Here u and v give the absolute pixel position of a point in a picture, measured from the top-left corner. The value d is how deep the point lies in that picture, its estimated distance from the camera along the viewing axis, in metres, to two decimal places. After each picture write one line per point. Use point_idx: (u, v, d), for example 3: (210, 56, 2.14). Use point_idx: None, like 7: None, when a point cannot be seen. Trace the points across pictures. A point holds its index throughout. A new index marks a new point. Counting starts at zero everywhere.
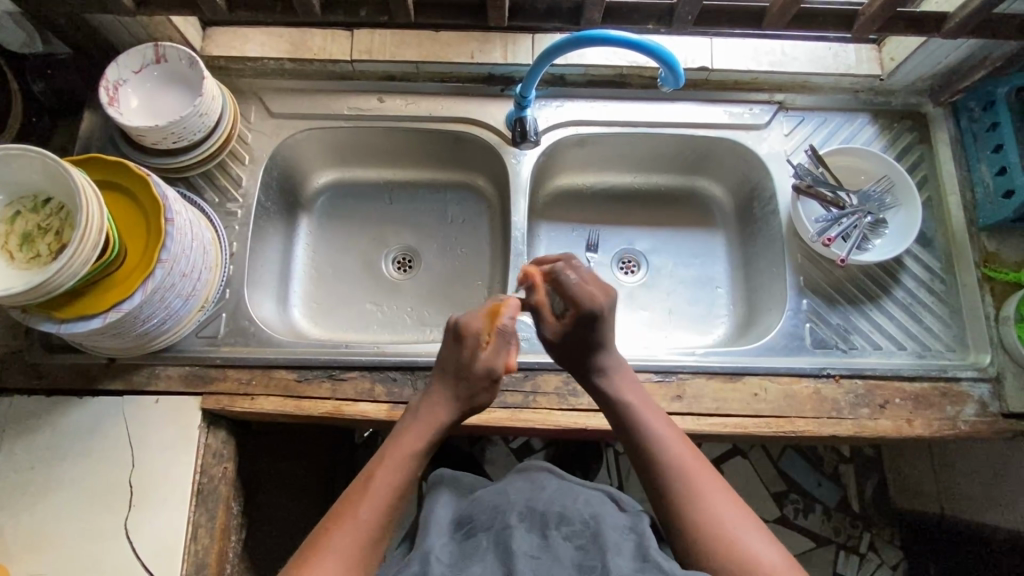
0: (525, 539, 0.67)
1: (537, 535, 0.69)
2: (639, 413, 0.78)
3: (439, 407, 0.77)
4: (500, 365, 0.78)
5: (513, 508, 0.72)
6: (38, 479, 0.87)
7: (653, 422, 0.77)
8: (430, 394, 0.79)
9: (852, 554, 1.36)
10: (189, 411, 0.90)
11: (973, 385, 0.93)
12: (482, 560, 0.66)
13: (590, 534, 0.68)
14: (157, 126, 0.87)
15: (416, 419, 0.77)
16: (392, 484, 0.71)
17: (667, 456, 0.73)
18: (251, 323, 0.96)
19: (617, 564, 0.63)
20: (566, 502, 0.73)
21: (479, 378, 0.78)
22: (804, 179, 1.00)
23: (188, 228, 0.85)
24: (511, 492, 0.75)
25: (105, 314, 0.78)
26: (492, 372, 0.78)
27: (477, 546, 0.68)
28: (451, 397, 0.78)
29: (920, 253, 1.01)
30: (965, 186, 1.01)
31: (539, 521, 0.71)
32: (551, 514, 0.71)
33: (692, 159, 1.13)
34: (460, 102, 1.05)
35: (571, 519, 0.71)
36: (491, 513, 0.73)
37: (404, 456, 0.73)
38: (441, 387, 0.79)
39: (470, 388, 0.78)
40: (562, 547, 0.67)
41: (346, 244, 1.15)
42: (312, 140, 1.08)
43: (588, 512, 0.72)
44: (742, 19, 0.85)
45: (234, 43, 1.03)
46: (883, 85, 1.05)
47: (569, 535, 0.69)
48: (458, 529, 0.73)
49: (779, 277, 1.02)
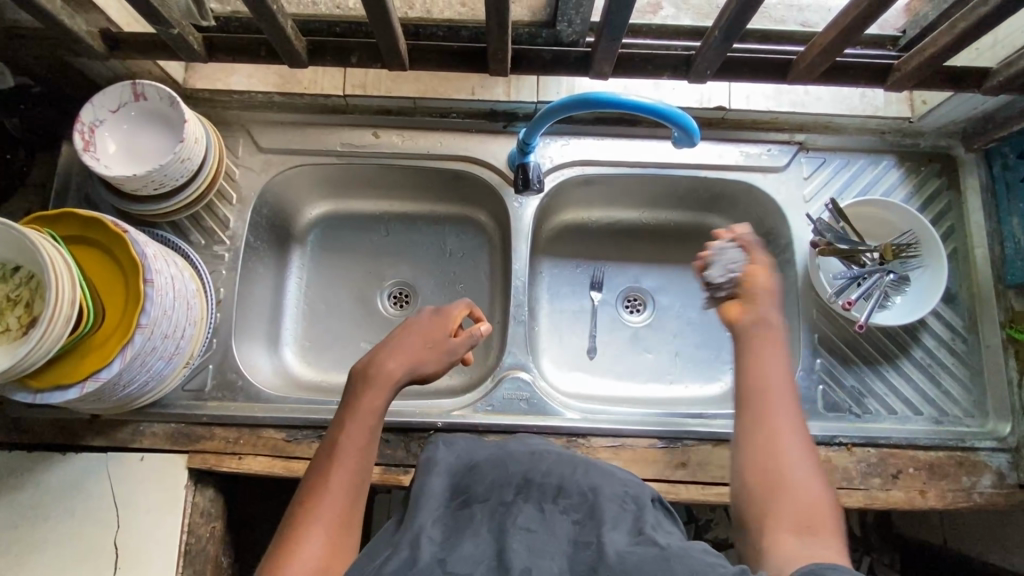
0: (523, 512, 0.61)
1: (534, 506, 0.62)
2: (757, 350, 0.66)
3: (396, 362, 0.73)
4: (458, 347, 0.78)
5: (511, 481, 0.66)
6: (20, 540, 0.84)
7: (764, 362, 0.66)
8: (392, 348, 0.74)
9: None
10: (175, 470, 0.87)
11: (991, 455, 0.89)
12: (475, 537, 0.59)
13: (589, 507, 0.62)
14: (136, 175, 0.82)
15: (370, 375, 0.71)
16: (360, 442, 0.67)
17: (761, 399, 0.64)
18: (239, 376, 0.93)
19: (611, 538, 0.57)
20: (566, 472, 0.67)
21: (441, 352, 0.77)
22: (823, 236, 0.93)
23: (169, 287, 0.80)
24: (512, 461, 0.69)
25: (82, 383, 0.74)
26: (452, 355, 0.78)
27: (471, 520, 0.61)
28: (406, 360, 0.74)
29: (942, 310, 0.95)
30: (994, 239, 0.95)
31: (536, 493, 0.64)
32: (549, 486, 0.65)
33: (704, 198, 1.06)
34: (459, 139, 0.99)
35: (571, 489, 0.64)
36: (489, 485, 0.66)
37: (365, 412, 0.69)
38: (404, 343, 0.75)
39: (422, 356, 0.75)
40: (558, 520, 0.60)
41: (338, 278, 1.08)
42: (302, 175, 1.02)
43: (586, 482, 0.65)
44: (765, 71, 0.80)
45: (219, 75, 0.97)
46: (911, 127, 0.98)
47: (567, 508, 0.62)
48: (455, 499, 0.65)
49: (792, 331, 0.97)
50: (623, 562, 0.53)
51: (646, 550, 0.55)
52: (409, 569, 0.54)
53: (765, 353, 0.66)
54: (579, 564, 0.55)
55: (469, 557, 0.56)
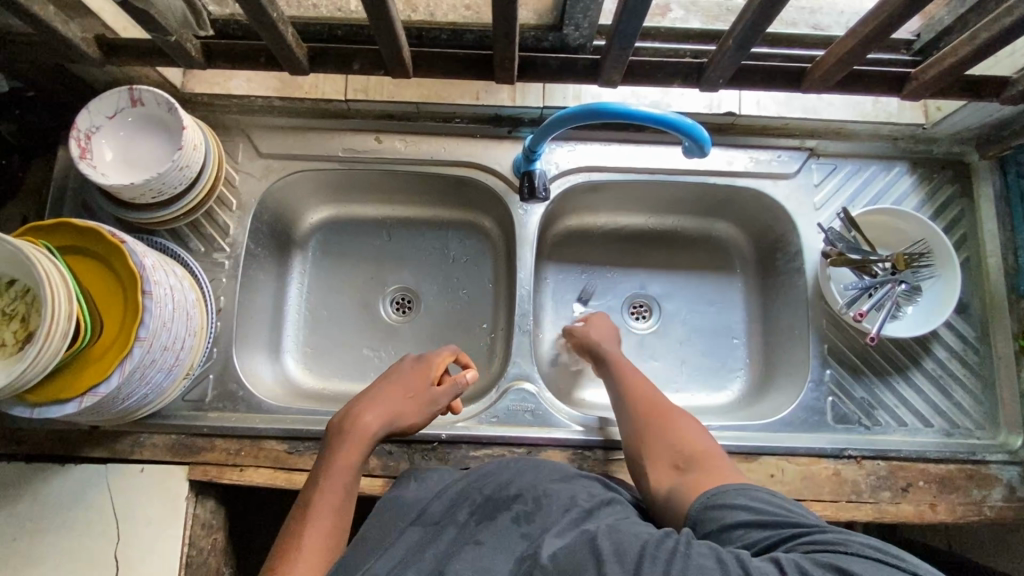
0: (470, 530, 0.63)
1: (486, 523, 0.63)
2: (620, 369, 0.85)
3: (374, 415, 0.74)
4: (439, 394, 0.80)
5: (470, 497, 0.68)
6: (18, 553, 0.83)
7: (630, 380, 0.83)
8: (369, 401, 0.76)
9: None
10: (176, 482, 0.86)
11: (1002, 468, 0.88)
12: (421, 561, 0.60)
13: (535, 514, 0.64)
14: (134, 183, 0.80)
15: (346, 430, 0.73)
16: (335, 501, 0.67)
17: (635, 416, 0.78)
18: (240, 386, 0.91)
19: (549, 542, 0.58)
20: (521, 481, 0.69)
21: (424, 401, 0.79)
22: (835, 245, 0.91)
23: (167, 298, 0.78)
24: (476, 477, 0.71)
25: (80, 398, 0.72)
26: (434, 405, 0.80)
27: (427, 543, 0.63)
28: (385, 412, 0.76)
29: (954, 321, 0.94)
30: (1008, 248, 0.94)
31: (489, 507, 0.66)
32: (499, 498, 0.66)
33: (711, 203, 1.04)
34: (463, 144, 0.97)
35: (522, 497, 0.66)
36: (446, 506, 0.68)
37: (341, 469, 0.70)
38: (382, 395, 0.77)
39: (405, 406, 0.78)
40: (506, 531, 0.62)
41: (341, 284, 1.06)
42: (304, 181, 1.00)
43: (542, 488, 0.67)
44: (778, 80, 0.78)
45: (218, 79, 0.95)
46: (925, 133, 0.97)
47: (519, 516, 0.63)
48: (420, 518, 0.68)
49: (801, 341, 0.96)
50: (557, 561, 0.55)
51: (578, 540, 0.56)
52: None
53: (630, 370, 0.85)
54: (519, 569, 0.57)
55: None
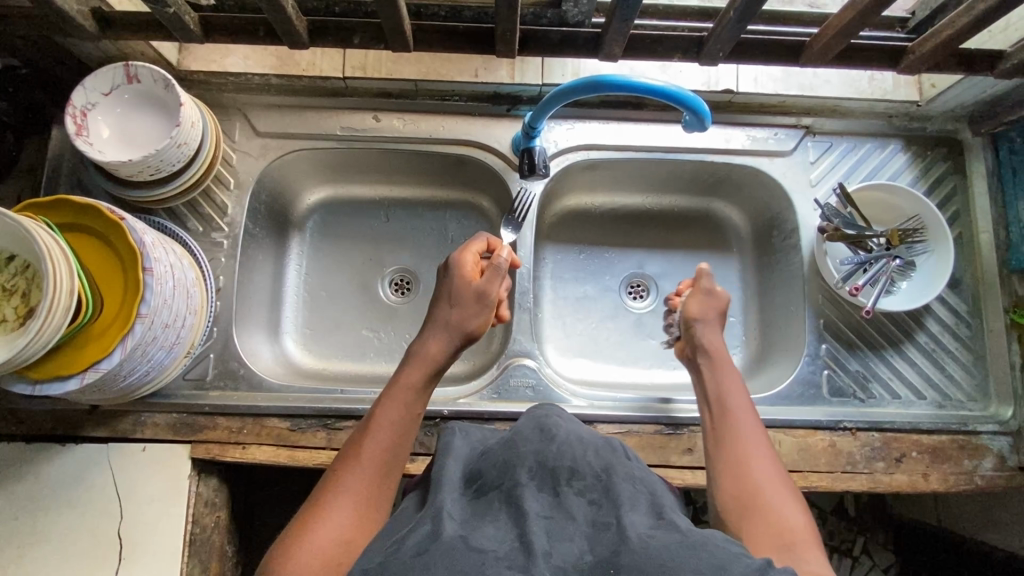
0: (535, 499, 0.56)
1: (548, 494, 0.57)
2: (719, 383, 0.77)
3: (435, 343, 0.74)
4: (492, 291, 0.76)
5: (521, 462, 0.60)
6: (21, 531, 0.83)
7: (726, 397, 0.75)
8: (428, 330, 0.75)
9: (845, 557, 1.21)
10: (178, 460, 0.86)
11: (992, 438, 0.90)
12: (496, 522, 0.54)
13: (604, 488, 0.58)
14: (132, 160, 0.79)
15: (412, 354, 0.74)
16: (394, 418, 0.68)
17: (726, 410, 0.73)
18: (241, 365, 0.91)
19: (632, 521, 0.53)
20: (577, 453, 0.62)
21: (479, 304, 0.76)
22: (830, 221, 0.93)
23: (168, 274, 0.78)
24: (519, 443, 0.63)
25: (82, 374, 0.72)
26: (486, 296, 0.76)
27: (489, 508, 0.56)
28: (440, 326, 0.75)
29: (946, 295, 0.95)
30: (998, 224, 0.95)
31: (549, 478, 0.59)
32: (561, 468, 0.59)
33: (709, 182, 1.05)
34: (462, 122, 0.97)
35: (584, 471, 0.60)
36: (500, 469, 0.61)
37: (402, 390, 0.70)
38: (440, 315, 0.76)
39: (461, 311, 0.75)
40: (574, 503, 0.56)
41: (339, 265, 1.06)
42: (301, 160, 1.00)
43: (599, 464, 0.61)
44: (778, 53, 0.79)
45: (214, 56, 0.95)
46: (919, 111, 0.98)
47: (584, 493, 0.57)
48: (468, 486, 0.61)
49: (797, 317, 0.97)
50: (648, 547, 0.49)
51: (669, 536, 0.51)
52: (427, 544, 0.50)
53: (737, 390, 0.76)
54: (600, 546, 0.51)
55: (491, 537, 0.51)
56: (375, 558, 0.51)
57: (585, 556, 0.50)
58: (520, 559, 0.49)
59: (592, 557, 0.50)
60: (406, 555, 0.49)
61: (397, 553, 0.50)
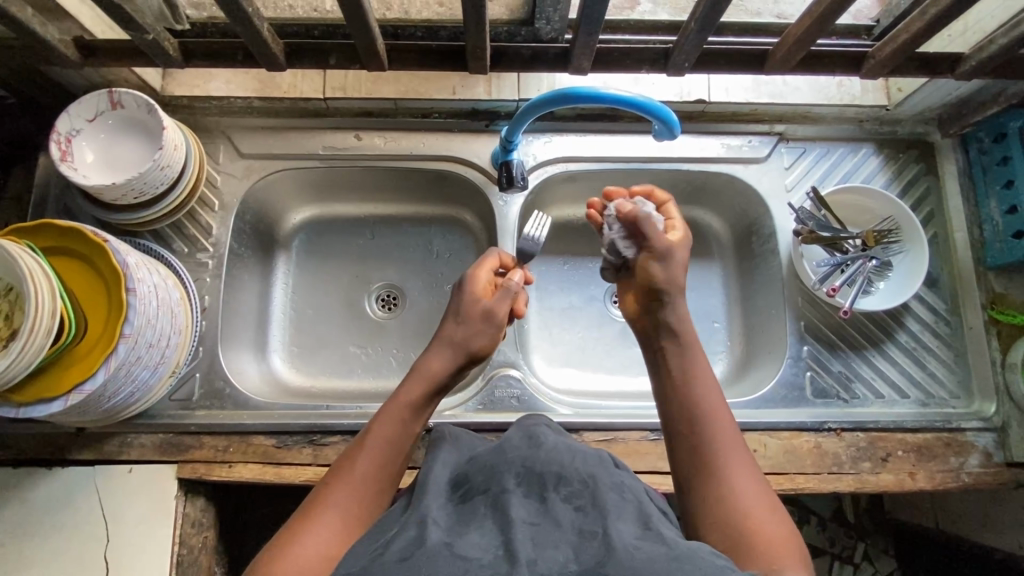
0: (522, 506, 0.56)
1: (533, 501, 0.57)
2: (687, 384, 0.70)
3: (441, 358, 0.72)
4: (500, 312, 0.75)
5: (508, 468, 0.60)
6: (7, 557, 0.82)
7: (702, 402, 0.68)
8: (434, 345, 0.74)
9: (846, 565, 1.18)
10: (165, 481, 0.86)
11: (977, 435, 0.91)
12: (481, 529, 0.54)
13: (591, 494, 0.57)
14: (116, 183, 0.81)
15: (414, 368, 0.72)
16: (389, 434, 0.66)
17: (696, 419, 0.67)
18: (227, 384, 0.92)
19: (619, 530, 0.52)
20: (565, 457, 0.61)
21: (482, 322, 0.75)
22: (805, 224, 0.94)
23: (152, 295, 0.78)
24: (507, 449, 0.63)
25: (65, 396, 0.72)
26: (491, 317, 0.75)
27: (474, 514, 0.56)
28: (445, 344, 0.73)
29: (925, 295, 0.96)
30: (972, 222, 0.97)
31: (536, 483, 0.58)
32: (549, 473, 0.59)
33: (687, 190, 1.06)
34: (443, 139, 0.99)
35: (571, 476, 0.59)
36: (488, 474, 0.61)
37: (399, 406, 0.68)
38: (446, 330, 0.74)
39: (468, 330, 0.74)
40: (560, 509, 0.55)
41: (324, 282, 1.07)
42: (284, 180, 1.01)
43: (586, 468, 0.60)
44: (742, 62, 0.82)
45: (198, 81, 0.97)
46: (888, 115, 1.00)
47: (571, 498, 0.57)
48: (453, 491, 0.61)
49: (777, 320, 0.98)
50: (633, 557, 0.48)
51: (655, 548, 0.50)
52: (413, 549, 0.50)
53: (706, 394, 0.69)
54: (585, 554, 0.50)
55: (477, 546, 0.51)
56: (359, 564, 0.52)
57: (569, 565, 0.49)
58: (503, 568, 0.49)
59: (577, 565, 0.49)
60: (393, 560, 0.49)
61: (382, 557, 0.51)
